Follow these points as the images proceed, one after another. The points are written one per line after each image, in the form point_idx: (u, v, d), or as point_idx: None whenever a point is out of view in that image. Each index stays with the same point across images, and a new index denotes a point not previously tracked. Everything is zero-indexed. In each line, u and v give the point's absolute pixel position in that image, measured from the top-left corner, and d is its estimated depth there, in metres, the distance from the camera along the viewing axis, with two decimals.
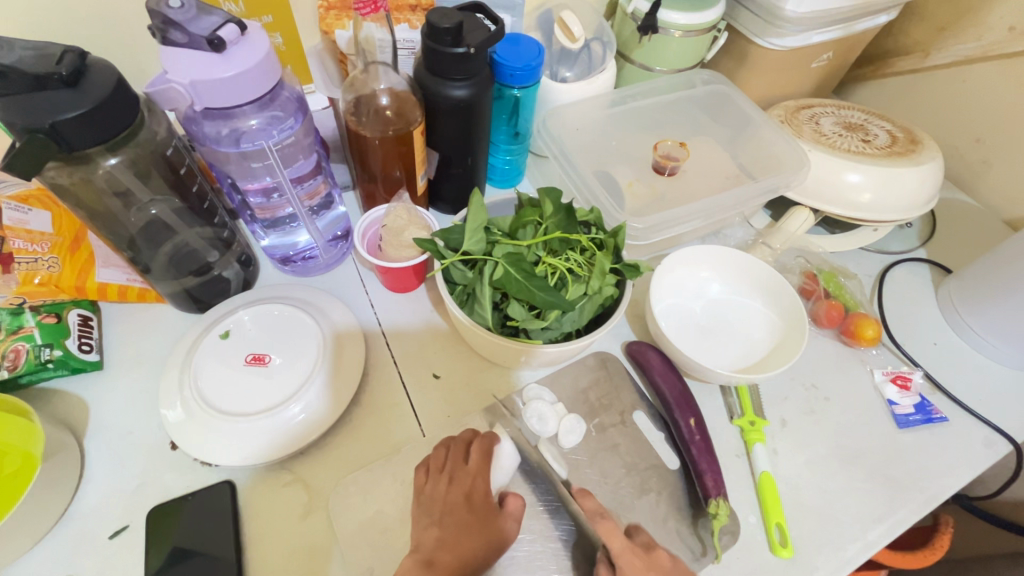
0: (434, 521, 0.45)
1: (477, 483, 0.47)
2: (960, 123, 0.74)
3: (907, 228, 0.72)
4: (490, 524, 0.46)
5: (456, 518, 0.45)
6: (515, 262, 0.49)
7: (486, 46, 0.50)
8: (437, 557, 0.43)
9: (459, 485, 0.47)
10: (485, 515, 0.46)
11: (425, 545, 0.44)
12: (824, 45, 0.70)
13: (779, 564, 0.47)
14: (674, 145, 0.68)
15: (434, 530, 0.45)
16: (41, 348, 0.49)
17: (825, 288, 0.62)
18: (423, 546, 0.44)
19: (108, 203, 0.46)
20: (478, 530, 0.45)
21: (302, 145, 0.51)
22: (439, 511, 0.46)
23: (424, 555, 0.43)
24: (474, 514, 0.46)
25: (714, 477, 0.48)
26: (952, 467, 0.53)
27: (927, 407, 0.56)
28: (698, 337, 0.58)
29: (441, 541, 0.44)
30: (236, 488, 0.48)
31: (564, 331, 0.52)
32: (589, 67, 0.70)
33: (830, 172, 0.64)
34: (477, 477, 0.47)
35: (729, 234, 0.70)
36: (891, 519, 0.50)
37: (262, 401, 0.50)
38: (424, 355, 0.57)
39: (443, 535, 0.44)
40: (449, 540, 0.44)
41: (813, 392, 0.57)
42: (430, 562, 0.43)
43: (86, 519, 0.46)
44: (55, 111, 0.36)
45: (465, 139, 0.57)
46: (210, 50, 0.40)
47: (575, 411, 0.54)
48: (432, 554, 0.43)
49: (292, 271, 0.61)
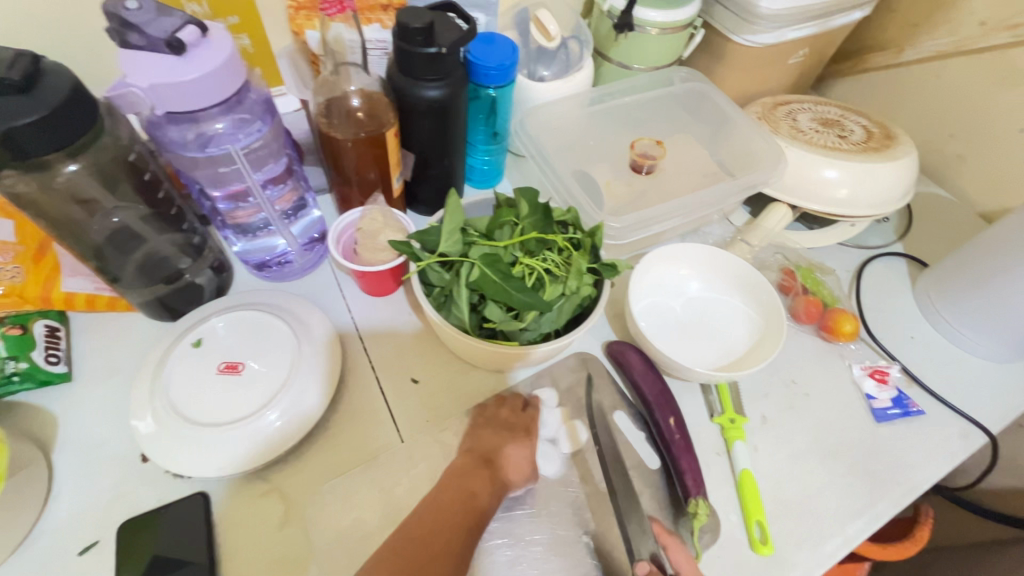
0: (487, 431, 0.52)
1: (534, 412, 0.53)
2: (935, 118, 0.75)
3: (885, 223, 0.72)
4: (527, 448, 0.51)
5: (507, 435, 0.51)
6: (491, 263, 0.48)
7: (458, 46, 0.49)
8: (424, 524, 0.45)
9: (522, 413, 0.53)
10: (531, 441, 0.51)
11: (480, 449, 0.50)
12: (800, 41, 0.70)
13: (759, 562, 0.47)
14: (650, 143, 0.67)
15: (488, 438, 0.51)
16: (5, 361, 0.47)
17: (803, 284, 0.63)
18: (477, 449, 0.50)
19: (70, 211, 0.45)
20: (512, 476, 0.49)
21: (272, 149, 0.50)
22: (492, 427, 0.52)
23: (480, 455, 0.50)
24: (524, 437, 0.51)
25: (694, 476, 0.48)
26: (929, 460, 0.54)
27: (905, 400, 0.57)
28: (677, 335, 0.58)
29: (495, 448, 0.50)
30: (210, 499, 0.47)
31: (542, 332, 0.51)
32: (567, 65, 0.69)
33: (807, 168, 0.64)
34: (532, 410, 0.53)
35: (708, 232, 0.70)
36: (870, 513, 0.50)
37: (236, 410, 0.49)
38: (402, 359, 0.57)
39: (498, 443, 0.51)
40: (502, 448, 0.50)
41: (793, 388, 0.57)
42: (486, 462, 0.49)
43: (54, 535, 0.45)
44: (7, 117, 0.35)
45: (441, 140, 0.57)
46: (170, 52, 0.39)
47: (559, 411, 0.54)
48: (488, 455, 0.50)
49: (268, 276, 0.60)
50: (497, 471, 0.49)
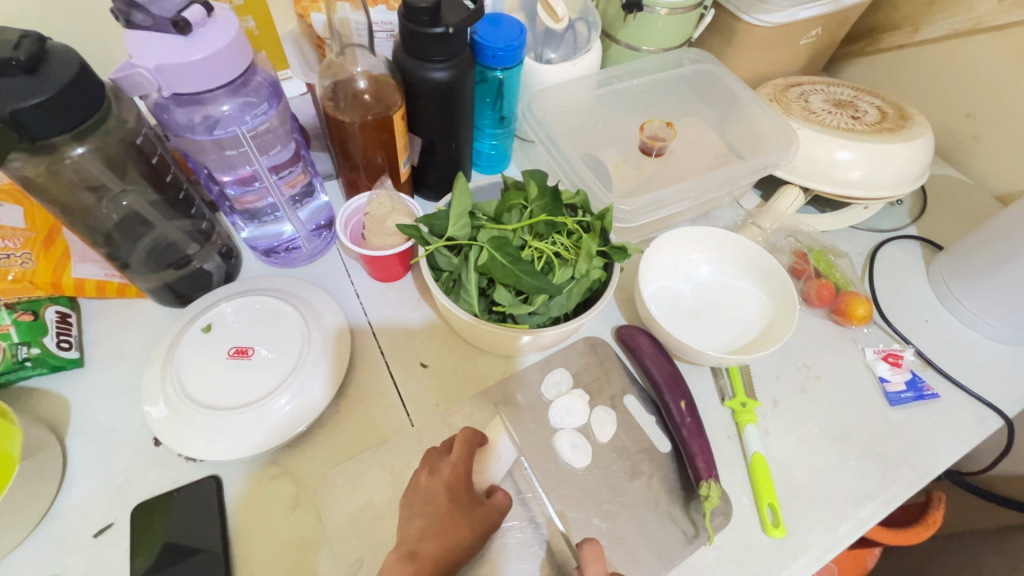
0: (416, 512, 0.43)
1: (457, 474, 0.45)
2: (950, 98, 0.74)
3: (898, 206, 0.71)
4: (469, 515, 0.43)
5: (436, 508, 0.43)
6: (501, 246, 0.48)
7: (465, 26, 0.48)
8: (421, 548, 0.41)
9: (437, 479, 0.45)
10: (468, 506, 0.44)
11: (408, 538, 0.42)
12: (813, 21, 0.69)
13: (770, 544, 0.47)
14: (660, 125, 0.66)
15: (418, 521, 0.43)
16: (18, 347, 0.48)
17: (816, 266, 0.62)
18: (406, 539, 0.42)
19: (79, 197, 0.45)
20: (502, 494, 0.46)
21: (279, 133, 0.50)
22: (421, 503, 0.44)
23: (406, 547, 0.41)
24: (458, 507, 0.43)
25: (705, 459, 0.48)
26: (944, 443, 0.53)
27: (919, 384, 0.56)
28: (687, 319, 0.58)
29: (424, 531, 0.42)
30: (222, 482, 0.47)
31: (552, 316, 0.51)
32: (574, 48, 0.69)
33: (819, 149, 0.63)
34: (459, 469, 0.45)
35: (719, 216, 0.69)
36: (883, 496, 0.50)
37: (246, 394, 0.49)
38: (411, 344, 0.57)
39: (426, 525, 0.42)
40: (432, 530, 0.42)
41: (804, 371, 0.57)
42: (413, 554, 0.40)
43: (68, 518, 0.45)
44: (13, 99, 0.34)
45: (448, 123, 0.56)
46: (175, 32, 0.39)
47: (578, 390, 0.53)
48: (415, 547, 0.41)
49: (275, 262, 0.60)
50: (428, 559, 0.40)
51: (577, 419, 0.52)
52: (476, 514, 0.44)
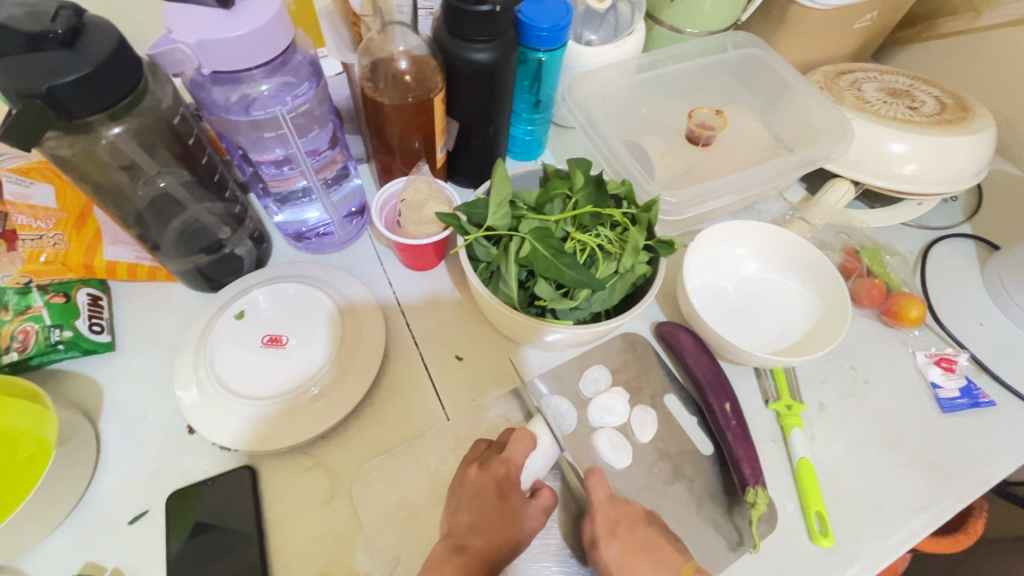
0: (463, 506, 0.43)
1: (509, 471, 0.44)
2: (1012, 89, 0.70)
3: (951, 202, 0.68)
4: (517, 514, 0.43)
5: (485, 503, 0.42)
6: (543, 238, 0.46)
7: (513, 4, 0.46)
8: (469, 542, 0.41)
9: (488, 474, 0.43)
10: (516, 505, 0.43)
11: (456, 530, 0.41)
12: (870, 4, 0.65)
13: (817, 553, 0.45)
14: (709, 113, 0.64)
15: (466, 515, 0.42)
16: (50, 329, 0.47)
17: (867, 266, 0.59)
18: (454, 532, 0.41)
19: (113, 176, 0.43)
20: (540, 505, 0.44)
21: (316, 116, 0.48)
22: (468, 498, 0.43)
23: (454, 540, 0.41)
24: (507, 504, 0.42)
25: (751, 465, 0.46)
26: (1000, 454, 0.51)
27: (974, 391, 0.54)
28: (731, 318, 0.56)
29: (473, 525, 0.41)
30: (257, 473, 0.47)
31: (592, 311, 0.49)
32: (615, 30, 0.65)
33: (874, 141, 0.60)
34: (511, 466, 0.44)
35: (763, 209, 0.66)
36: (935, 507, 0.48)
37: (281, 383, 0.48)
38: (445, 336, 0.55)
39: (475, 520, 0.41)
40: (481, 525, 0.41)
41: (852, 374, 0.54)
42: (462, 547, 0.40)
43: (103, 504, 0.45)
44: (52, 74, 0.33)
45: (488, 107, 0.54)
46: (217, 6, 0.37)
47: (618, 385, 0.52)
48: (463, 540, 0.41)
49: (306, 247, 0.59)
50: (478, 554, 0.40)
51: (618, 417, 0.50)
52: (523, 514, 0.43)
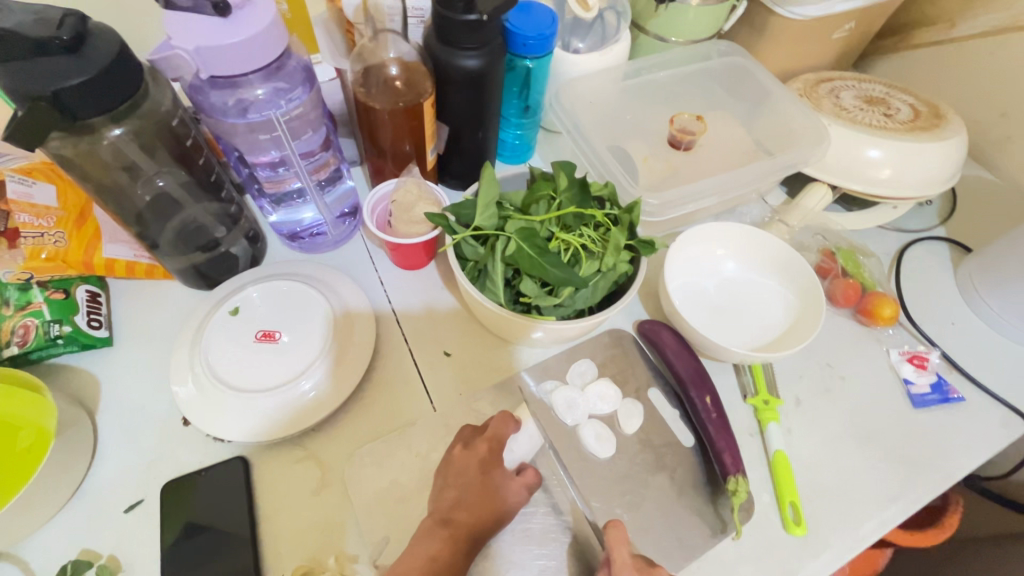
0: (449, 483, 0.44)
1: (492, 448, 0.46)
2: (985, 97, 0.72)
3: (928, 206, 0.70)
4: (501, 491, 0.44)
5: (469, 479, 0.44)
6: (528, 237, 0.47)
7: (499, 14, 0.48)
8: (455, 515, 0.42)
9: (473, 452, 0.45)
10: (501, 481, 0.45)
11: (442, 505, 0.43)
12: (848, 14, 0.67)
13: (792, 541, 0.47)
14: (690, 119, 0.66)
15: (451, 491, 0.44)
16: (50, 324, 0.49)
17: (843, 266, 0.61)
18: (440, 507, 0.43)
19: (114, 176, 0.45)
20: (522, 483, 0.46)
21: (310, 119, 0.50)
22: (453, 474, 0.45)
23: (440, 514, 0.43)
24: (492, 479, 0.44)
25: (733, 454, 0.48)
26: (968, 447, 0.53)
27: (945, 387, 0.56)
28: (712, 316, 0.57)
29: (458, 501, 0.43)
30: (250, 464, 0.48)
31: (576, 308, 0.51)
32: (602, 38, 0.67)
33: (850, 147, 0.62)
34: (494, 444, 0.46)
35: (744, 212, 0.68)
36: (906, 498, 0.50)
37: (274, 377, 0.50)
38: (434, 333, 0.57)
39: (460, 495, 0.43)
40: (467, 500, 0.43)
41: (828, 371, 0.56)
42: (448, 520, 0.42)
43: (100, 494, 0.46)
44: (57, 79, 0.34)
45: (476, 112, 0.56)
46: (214, 14, 0.39)
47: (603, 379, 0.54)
48: (449, 514, 0.42)
49: (300, 247, 0.60)
50: (462, 527, 0.42)
51: (606, 406, 0.52)
52: (507, 489, 0.45)
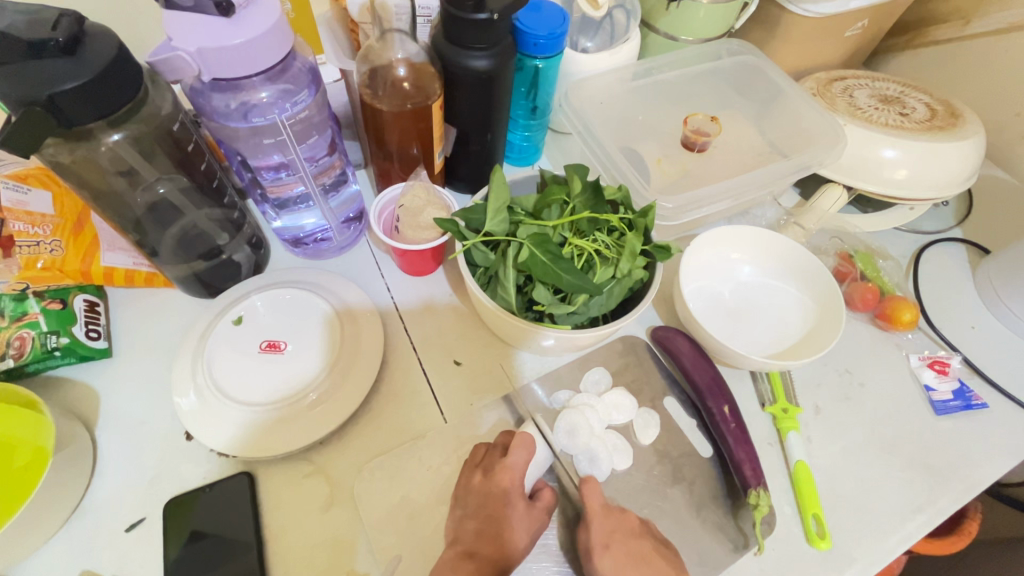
0: (469, 512, 0.43)
1: (514, 479, 0.44)
2: (1001, 95, 0.71)
3: (943, 207, 0.69)
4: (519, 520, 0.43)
5: (490, 510, 0.43)
6: (542, 243, 0.45)
7: (510, 12, 0.46)
8: (479, 549, 0.41)
9: (492, 482, 0.44)
10: (520, 512, 0.44)
11: (464, 537, 0.42)
12: (861, 12, 0.66)
13: (816, 556, 0.45)
14: (704, 120, 0.64)
15: (472, 522, 0.43)
16: (47, 335, 0.47)
17: (861, 270, 0.60)
18: (462, 538, 0.42)
19: (112, 182, 0.43)
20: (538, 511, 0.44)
21: (316, 122, 0.48)
22: (474, 506, 0.44)
23: (464, 546, 0.42)
24: (511, 510, 0.43)
25: (753, 466, 0.47)
26: (994, 455, 0.51)
27: (966, 393, 0.54)
28: (727, 321, 0.56)
29: (480, 532, 0.42)
30: (255, 479, 0.46)
31: (590, 315, 0.49)
32: (611, 37, 0.66)
33: (867, 147, 0.61)
34: (514, 473, 0.44)
35: (757, 214, 0.67)
36: (931, 508, 0.48)
37: (278, 389, 0.48)
38: (443, 341, 0.55)
39: (482, 527, 0.42)
40: (488, 530, 0.42)
41: (847, 378, 0.55)
42: (471, 553, 0.41)
43: (99, 513, 0.44)
44: (51, 81, 0.33)
45: (486, 114, 0.54)
46: (217, 14, 0.37)
47: (617, 387, 0.52)
48: (473, 547, 0.42)
49: (304, 253, 0.59)
50: (486, 560, 0.41)
51: (620, 417, 0.50)
52: (526, 520, 0.43)
